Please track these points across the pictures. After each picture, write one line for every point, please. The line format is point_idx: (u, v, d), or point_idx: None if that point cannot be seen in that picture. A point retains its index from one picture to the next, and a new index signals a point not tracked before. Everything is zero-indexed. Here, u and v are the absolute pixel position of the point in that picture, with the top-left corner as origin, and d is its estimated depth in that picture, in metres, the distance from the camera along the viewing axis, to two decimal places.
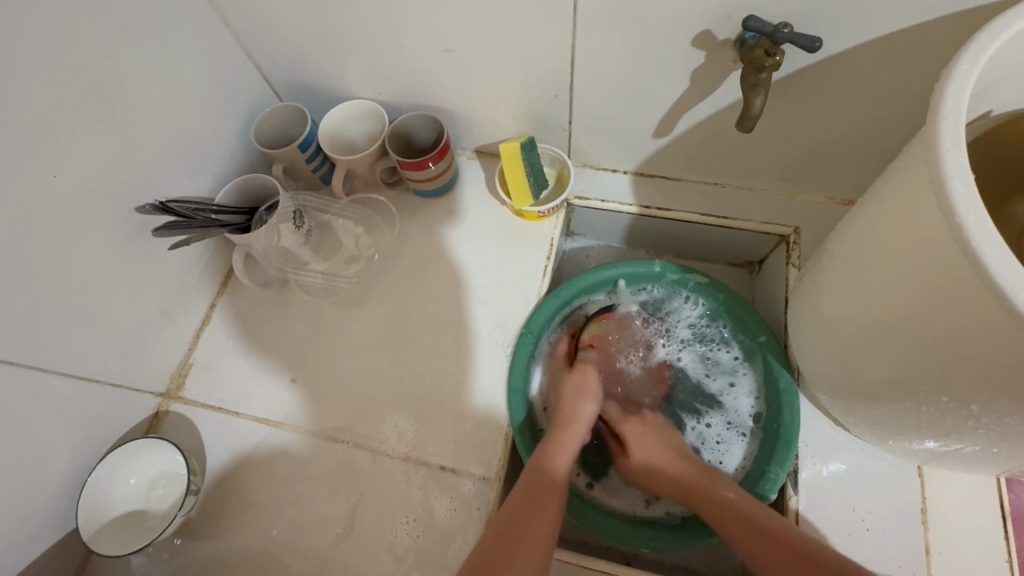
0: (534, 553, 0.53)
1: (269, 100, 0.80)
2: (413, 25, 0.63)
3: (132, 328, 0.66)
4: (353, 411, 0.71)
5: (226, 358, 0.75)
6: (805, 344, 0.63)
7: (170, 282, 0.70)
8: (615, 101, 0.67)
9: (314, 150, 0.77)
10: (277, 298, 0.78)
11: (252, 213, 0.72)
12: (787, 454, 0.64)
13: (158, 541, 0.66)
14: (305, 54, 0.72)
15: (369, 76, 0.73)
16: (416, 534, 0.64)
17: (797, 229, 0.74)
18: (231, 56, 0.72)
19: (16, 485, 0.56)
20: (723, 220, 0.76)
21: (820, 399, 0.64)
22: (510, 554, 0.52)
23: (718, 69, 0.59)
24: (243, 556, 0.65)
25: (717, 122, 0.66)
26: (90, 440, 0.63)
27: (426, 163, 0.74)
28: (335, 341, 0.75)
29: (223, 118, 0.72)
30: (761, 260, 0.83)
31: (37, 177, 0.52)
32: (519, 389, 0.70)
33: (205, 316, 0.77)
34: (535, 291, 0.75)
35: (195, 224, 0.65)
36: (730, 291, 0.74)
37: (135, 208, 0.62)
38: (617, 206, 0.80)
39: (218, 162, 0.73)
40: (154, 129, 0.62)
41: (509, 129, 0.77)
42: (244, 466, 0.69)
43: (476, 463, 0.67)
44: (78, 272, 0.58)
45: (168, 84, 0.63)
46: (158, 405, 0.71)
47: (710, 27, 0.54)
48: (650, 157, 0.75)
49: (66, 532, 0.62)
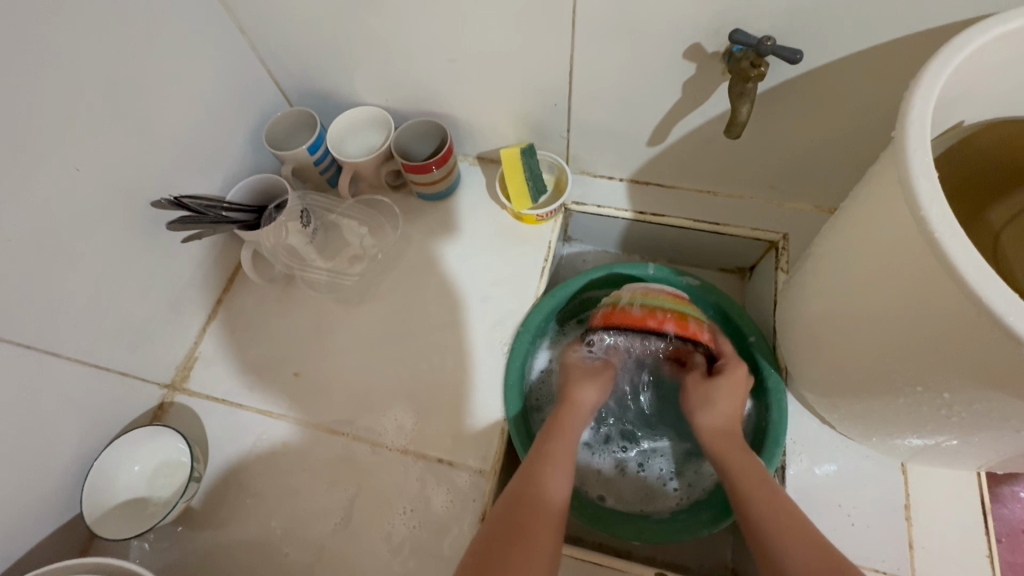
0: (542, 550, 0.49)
1: (280, 104, 0.84)
2: (419, 35, 0.67)
3: (141, 319, 0.68)
4: (353, 405, 0.72)
5: (231, 352, 0.76)
6: (791, 343, 0.65)
7: (181, 276, 0.72)
8: (610, 110, 0.70)
9: (322, 152, 0.80)
10: (282, 294, 0.80)
11: (260, 212, 0.76)
12: (774, 452, 0.65)
13: (158, 529, 0.67)
14: (316, 62, 0.76)
15: (377, 83, 0.77)
16: (412, 524, 0.66)
17: (786, 235, 0.77)
18: (246, 62, 0.75)
19: (24, 467, 0.57)
20: (715, 226, 0.79)
21: (806, 397, 0.66)
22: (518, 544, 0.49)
23: (708, 80, 0.62)
24: (241, 545, 0.66)
25: (708, 131, 0.70)
26: (97, 426, 0.65)
27: (430, 167, 0.77)
28: (338, 337, 0.77)
29: (236, 121, 0.76)
30: (753, 266, 0.86)
31: (62, 170, 0.55)
32: (515, 384, 0.72)
33: (211, 312, 0.79)
34: (533, 292, 0.78)
35: (206, 219, 0.69)
36: (721, 293, 0.77)
37: (150, 203, 0.65)
38: (613, 211, 0.83)
39: (229, 163, 0.76)
40: (170, 129, 0.66)
41: (510, 136, 0.81)
42: (245, 456, 0.70)
43: (472, 456, 0.68)
44: (95, 261, 0.60)
45: (185, 87, 0.66)
46: (163, 396, 0.73)
47: (700, 40, 0.58)
48: (645, 164, 0.79)
49: (69, 517, 0.64)
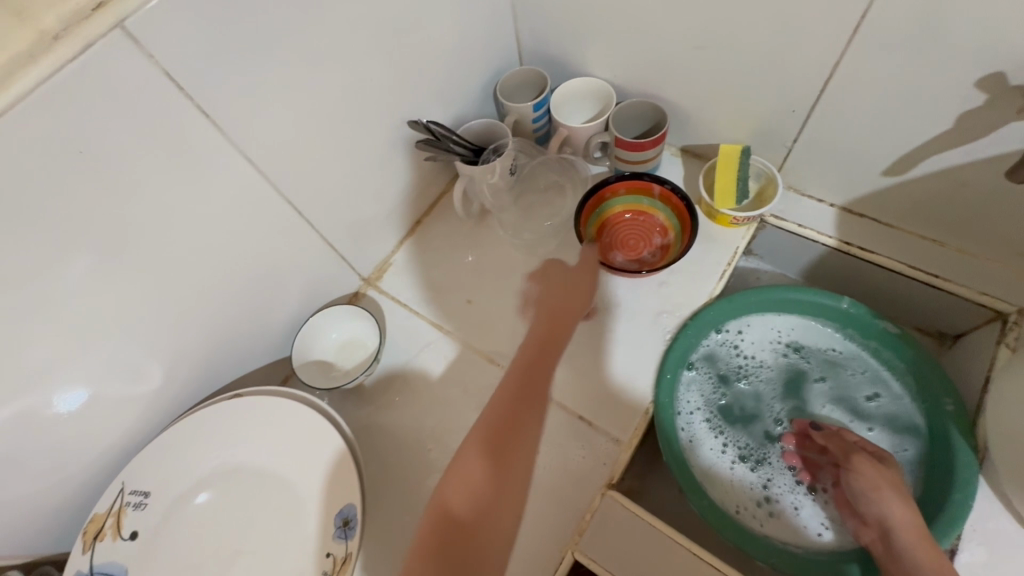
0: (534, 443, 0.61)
1: (514, 62, 0.91)
2: (677, 18, 0.69)
3: (368, 217, 0.79)
4: (513, 344, 0.78)
5: (420, 268, 0.86)
6: (1004, 423, 0.58)
7: (402, 190, 0.82)
8: (856, 127, 0.67)
9: (543, 112, 0.86)
10: (473, 229, 0.88)
11: (478, 152, 0.83)
12: (949, 530, 0.60)
13: (333, 393, 0.78)
14: (562, 28, 0.81)
15: (613, 58, 0.80)
16: (543, 465, 0.69)
17: (1022, 310, 0.68)
18: (503, 17, 0.83)
19: (265, 306, 0.71)
20: (933, 278, 0.72)
21: (1005, 489, 0.59)
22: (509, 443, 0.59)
23: (995, 115, 0.56)
24: (392, 431, 0.75)
25: (968, 172, 0.63)
26: (314, 293, 0.77)
27: (642, 146, 0.79)
28: (512, 280, 0.83)
29: (479, 68, 0.84)
30: (959, 334, 0.77)
31: (360, 76, 0.65)
32: (670, 377, 0.72)
33: (411, 228, 0.89)
34: (707, 291, 0.77)
35: (441, 147, 0.78)
36: (922, 350, 0.71)
37: (406, 121, 0.76)
38: (815, 234, 0.78)
39: (463, 104, 0.85)
40: (433, 62, 0.75)
41: (725, 134, 0.80)
42: (413, 357, 0.79)
43: (613, 425, 0.70)
44: (356, 158, 0.71)
45: (455, 28, 0.75)
46: (359, 287, 0.85)
47: (1005, 70, 0.53)
48: (869, 194, 0.74)
49: (276, 358, 0.77)
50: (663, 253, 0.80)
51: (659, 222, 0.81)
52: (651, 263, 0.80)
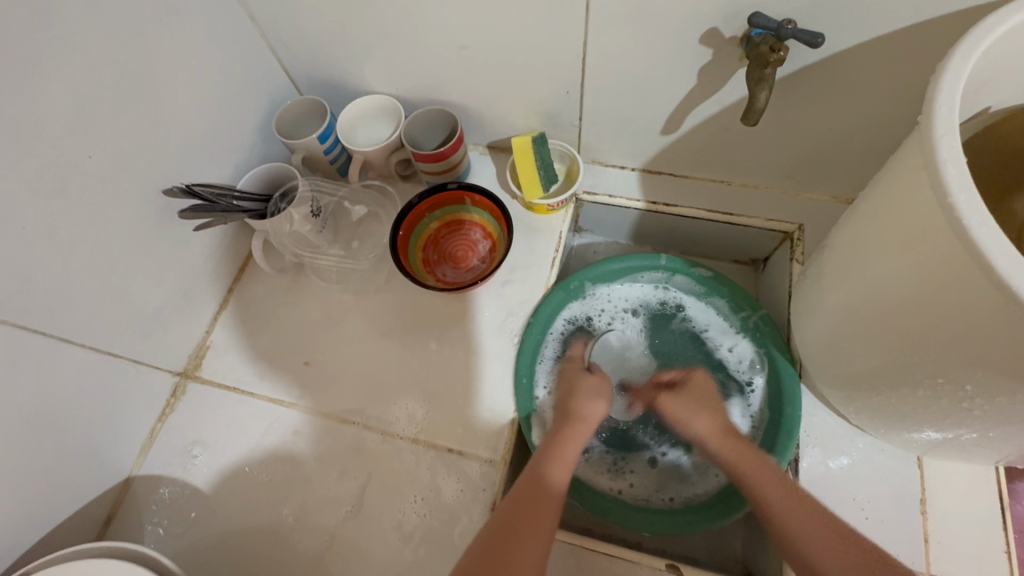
0: (537, 541, 0.52)
1: (289, 93, 0.83)
2: (432, 23, 0.66)
3: (154, 307, 0.68)
4: (363, 395, 0.73)
5: (242, 342, 0.77)
6: (804, 335, 0.65)
7: (192, 265, 0.72)
8: (625, 98, 0.69)
9: (331, 142, 0.79)
10: (293, 283, 0.80)
11: (268, 200, 0.75)
12: (788, 443, 0.66)
13: (172, 514, 0.68)
14: (325, 51, 0.75)
15: (387, 71, 0.76)
16: (423, 512, 0.66)
17: (801, 226, 0.76)
18: (256, 50, 0.74)
19: (43, 451, 0.58)
20: (728, 216, 0.78)
21: (822, 390, 0.65)
22: (519, 534, 0.52)
23: (726, 66, 0.61)
24: (250, 532, 0.67)
25: (724, 119, 0.68)
26: (109, 413, 0.65)
27: (440, 157, 0.76)
28: (348, 327, 0.77)
29: (246, 110, 0.75)
30: (765, 257, 0.85)
31: (75, 157, 0.54)
32: (527, 378, 0.71)
33: (221, 301, 0.79)
34: (544, 281, 0.77)
35: (218, 208, 0.69)
36: (733, 285, 0.77)
37: (162, 191, 0.65)
38: (625, 201, 0.82)
39: (240, 152, 0.76)
40: (181, 119, 0.65)
41: (520, 125, 0.80)
42: (257, 444, 0.71)
43: (483, 446, 0.68)
44: (108, 251, 0.60)
45: (195, 76, 0.66)
46: (175, 383, 0.74)
47: (719, 25, 0.57)
48: (658, 154, 0.78)
49: (86, 501, 0.65)
50: (491, 260, 0.79)
51: (480, 233, 0.80)
52: (480, 271, 0.78)
